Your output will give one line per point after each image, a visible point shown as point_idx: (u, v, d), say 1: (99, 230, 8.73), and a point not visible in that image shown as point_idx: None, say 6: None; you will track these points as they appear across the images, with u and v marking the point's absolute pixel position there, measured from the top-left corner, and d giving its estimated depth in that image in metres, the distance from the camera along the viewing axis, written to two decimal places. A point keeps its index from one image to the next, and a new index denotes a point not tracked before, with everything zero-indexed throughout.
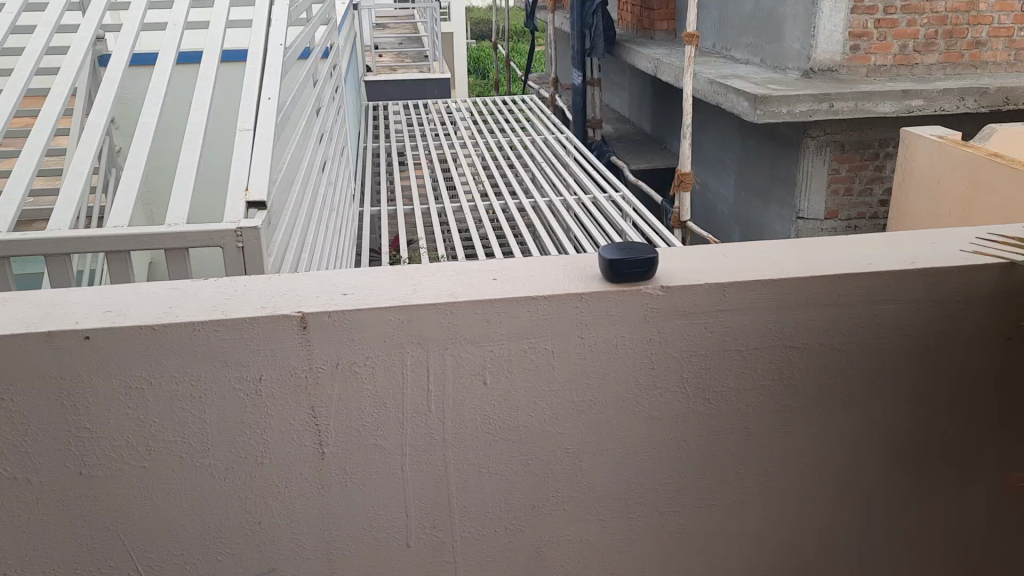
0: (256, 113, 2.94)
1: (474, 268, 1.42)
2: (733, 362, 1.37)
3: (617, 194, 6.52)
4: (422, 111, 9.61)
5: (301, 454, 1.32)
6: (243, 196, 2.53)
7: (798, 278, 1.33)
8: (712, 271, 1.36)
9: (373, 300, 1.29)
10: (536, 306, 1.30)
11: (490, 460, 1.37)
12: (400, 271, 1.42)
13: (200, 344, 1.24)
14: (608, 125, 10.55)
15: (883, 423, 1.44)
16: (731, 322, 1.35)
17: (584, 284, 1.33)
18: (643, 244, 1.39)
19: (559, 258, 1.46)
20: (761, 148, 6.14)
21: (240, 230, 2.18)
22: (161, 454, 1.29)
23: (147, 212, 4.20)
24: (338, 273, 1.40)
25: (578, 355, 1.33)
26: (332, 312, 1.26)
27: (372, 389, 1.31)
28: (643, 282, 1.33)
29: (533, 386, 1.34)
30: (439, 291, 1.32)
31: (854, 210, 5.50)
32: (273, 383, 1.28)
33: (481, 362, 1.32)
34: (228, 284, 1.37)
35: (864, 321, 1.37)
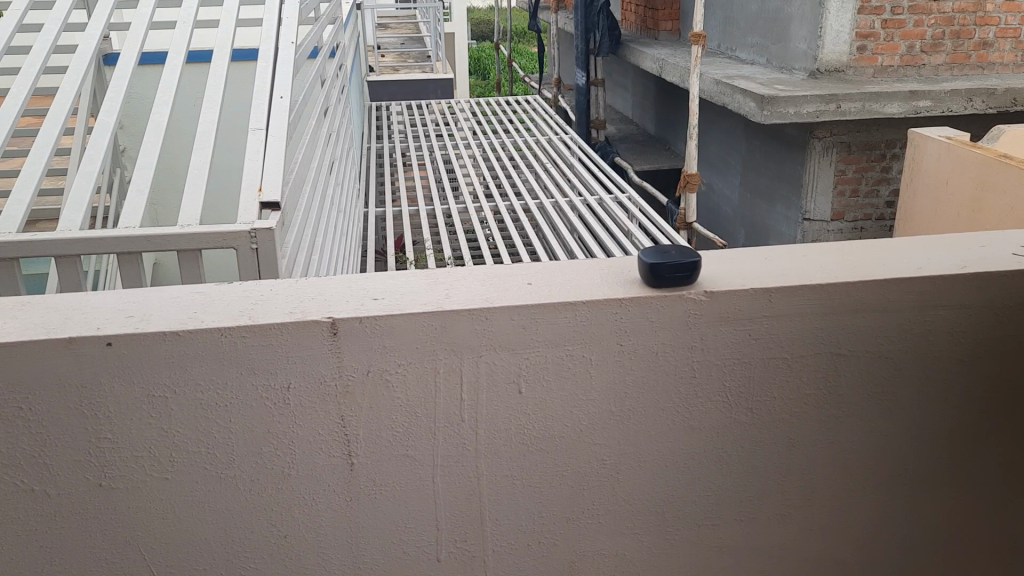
0: (267, 114, 2.89)
1: (505, 270, 1.37)
2: (777, 370, 1.33)
3: (624, 195, 6.48)
4: (426, 111, 9.57)
5: (330, 465, 1.27)
6: (256, 197, 2.49)
7: (842, 284, 1.28)
8: (754, 276, 1.31)
9: (405, 305, 1.24)
10: (575, 311, 1.25)
11: (522, 471, 1.32)
12: (431, 274, 1.37)
13: (227, 350, 1.19)
14: (612, 125, 10.52)
15: (930, 432, 1.40)
16: (777, 329, 1.30)
17: (621, 289, 1.28)
18: (680, 247, 1.33)
19: (592, 261, 1.41)
20: (767, 150, 6.09)
21: (254, 231, 2.13)
22: (185, 465, 1.24)
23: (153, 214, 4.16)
24: (366, 277, 1.35)
25: (617, 363, 1.29)
26: (363, 317, 1.21)
27: (404, 398, 1.26)
28: (684, 287, 1.28)
29: (569, 395, 1.30)
30: (474, 295, 1.27)
31: (860, 212, 5.44)
32: (302, 392, 1.23)
33: (516, 370, 1.27)
34: (252, 287, 1.32)
35: (913, 327, 1.33)
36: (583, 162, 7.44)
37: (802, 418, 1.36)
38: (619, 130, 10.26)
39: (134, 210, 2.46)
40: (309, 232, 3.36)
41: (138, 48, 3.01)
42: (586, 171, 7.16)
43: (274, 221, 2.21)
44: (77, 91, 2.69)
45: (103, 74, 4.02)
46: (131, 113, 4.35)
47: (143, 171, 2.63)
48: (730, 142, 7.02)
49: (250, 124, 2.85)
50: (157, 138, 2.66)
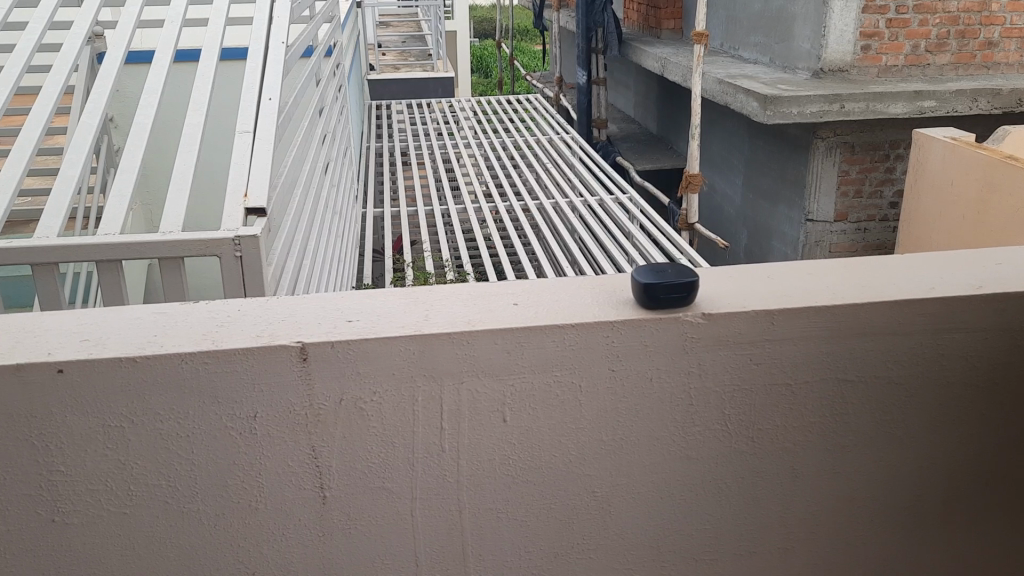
0: (255, 117, 2.80)
1: (490, 288, 1.29)
2: (780, 397, 1.24)
3: (624, 196, 6.40)
4: (427, 110, 9.49)
5: (301, 498, 1.19)
6: (241, 203, 2.40)
7: (849, 306, 1.20)
8: (756, 297, 1.22)
9: (380, 329, 1.16)
10: (563, 335, 1.17)
11: (507, 504, 1.24)
12: (411, 292, 1.28)
13: (189, 377, 1.11)
14: (613, 125, 10.43)
15: (942, 462, 1.31)
16: (780, 355, 1.22)
17: (613, 311, 1.20)
18: (677, 265, 1.25)
19: (581, 279, 1.33)
20: (770, 150, 6.01)
21: (238, 239, 2.05)
22: (144, 500, 1.16)
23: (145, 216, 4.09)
24: (341, 296, 1.27)
25: (608, 391, 1.21)
26: (335, 341, 1.12)
27: (380, 427, 1.18)
28: (681, 309, 1.20)
29: (558, 423, 1.21)
30: (454, 317, 1.19)
31: (864, 213, 5.36)
32: (270, 421, 1.15)
33: (500, 398, 1.19)
34: (219, 307, 1.23)
35: (926, 353, 1.24)
36: (584, 162, 7.35)
37: (806, 448, 1.28)
38: (620, 129, 10.17)
39: (115, 215, 2.38)
40: (299, 239, 3.27)
41: (124, 47, 2.91)
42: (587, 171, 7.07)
43: (259, 227, 2.13)
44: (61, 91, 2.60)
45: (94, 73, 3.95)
46: (124, 112, 4.27)
47: (126, 174, 2.54)
48: (732, 142, 6.93)
49: (238, 127, 2.77)
50: (141, 141, 2.56)
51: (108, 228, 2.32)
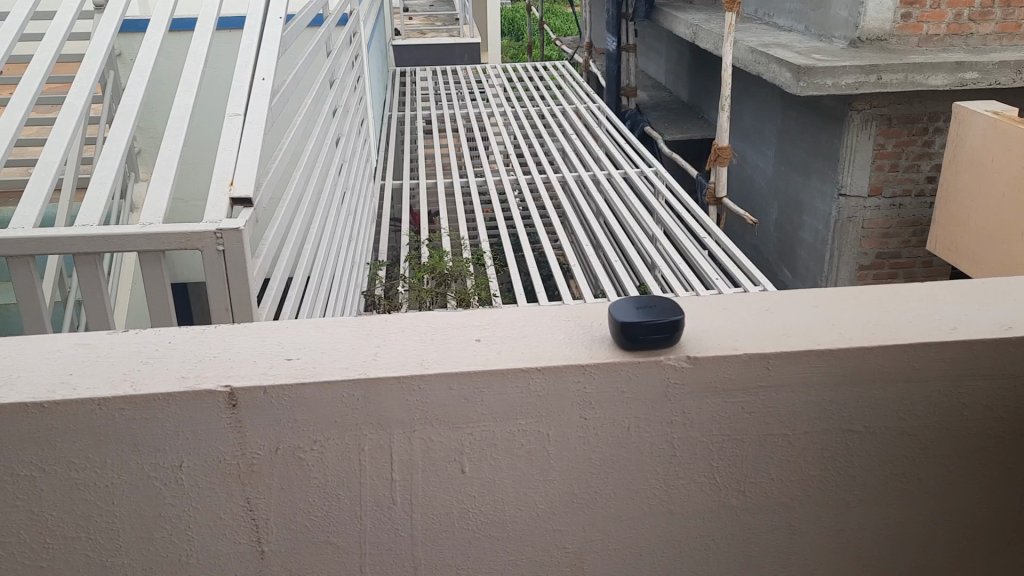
0: (247, 98, 2.63)
1: (455, 318, 1.16)
2: (777, 448, 1.10)
3: (649, 171, 6.19)
4: (452, 77, 9.28)
5: (235, 552, 1.08)
6: (227, 192, 2.25)
7: (859, 348, 1.05)
8: (751, 336, 1.08)
9: (321, 370, 1.03)
10: (528, 379, 1.03)
11: (468, 560, 1.12)
12: (365, 322, 1.15)
13: (105, 425, 0.99)
14: (644, 92, 10.14)
15: (957, 518, 1.17)
16: (777, 403, 1.07)
17: (586, 351, 1.06)
18: (666, 299, 1.11)
19: (564, 305, 1.19)
20: (803, 124, 5.76)
21: (220, 233, 1.84)
22: (62, 553, 1.05)
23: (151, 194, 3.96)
24: (288, 326, 1.14)
25: (579, 440, 1.07)
26: (267, 386, 1.00)
27: (322, 478, 1.05)
28: (664, 350, 1.05)
29: (523, 475, 1.08)
30: (406, 356, 1.05)
31: (900, 187, 5.12)
32: (198, 472, 1.03)
33: (458, 448, 1.06)
34: (152, 338, 1.11)
35: (943, 402, 1.09)
36: (611, 135, 7.12)
37: (805, 503, 1.14)
38: (650, 97, 9.88)
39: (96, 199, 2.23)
40: (298, 225, 3.09)
41: (116, 18, 2.72)
42: (613, 144, 6.84)
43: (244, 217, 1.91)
44: (48, 67, 2.42)
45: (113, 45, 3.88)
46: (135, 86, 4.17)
47: (108, 159, 2.33)
48: (763, 114, 6.68)
49: (228, 109, 2.59)
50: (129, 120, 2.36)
51: (85, 215, 2.16)
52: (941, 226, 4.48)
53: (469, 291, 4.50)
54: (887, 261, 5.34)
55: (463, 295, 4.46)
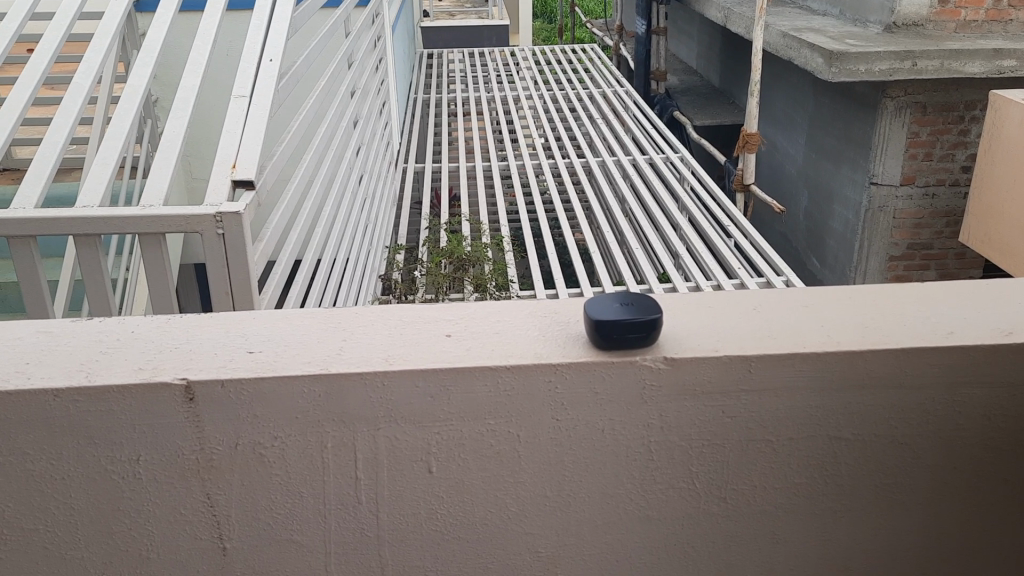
0: (254, 79, 2.54)
1: (429, 314, 1.12)
2: (761, 455, 1.05)
3: (675, 156, 6.09)
4: (481, 59, 9.20)
5: (196, 549, 1.05)
6: (228, 174, 2.17)
7: (850, 353, 0.99)
8: (735, 336, 1.03)
9: (282, 364, 0.99)
10: (498, 378, 0.99)
11: (437, 561, 1.08)
12: (335, 316, 1.11)
13: (61, 416, 0.97)
14: (674, 76, 9.99)
15: (951, 530, 1.11)
16: (759, 409, 1.02)
17: (559, 349, 1.01)
18: (649, 296, 1.06)
19: (551, 302, 1.14)
20: (835, 110, 5.63)
21: (220, 214, 1.77)
22: (21, 545, 1.04)
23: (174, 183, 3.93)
24: (257, 320, 1.11)
25: (552, 442, 1.03)
26: (225, 381, 0.97)
27: (283, 475, 1.02)
28: (641, 350, 1.00)
29: (492, 477, 1.04)
30: (372, 351, 1.02)
31: (932, 176, 4.99)
32: (156, 466, 1.01)
33: (424, 447, 1.02)
34: (117, 329, 1.09)
35: (937, 409, 1.03)
36: (637, 120, 7.01)
37: (790, 512, 1.08)
38: (681, 81, 9.74)
39: (99, 179, 2.17)
40: (308, 207, 3.03)
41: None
42: (639, 130, 6.72)
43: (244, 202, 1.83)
44: (57, 45, 2.37)
45: (132, 24, 3.85)
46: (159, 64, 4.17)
47: (110, 142, 2.27)
48: (795, 100, 6.55)
49: (234, 91, 2.50)
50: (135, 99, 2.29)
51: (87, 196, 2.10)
52: (979, 219, 4.29)
53: (487, 276, 4.46)
54: (919, 252, 5.22)
55: (481, 280, 4.41)
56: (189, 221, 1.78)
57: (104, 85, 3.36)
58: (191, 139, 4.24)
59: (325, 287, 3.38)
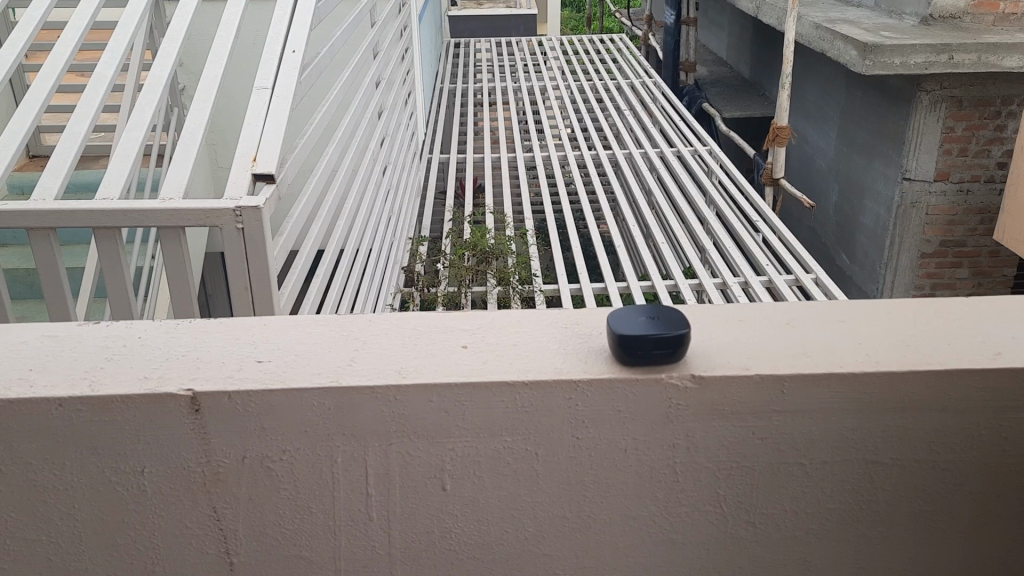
0: (276, 69, 2.47)
1: (445, 323, 1.07)
2: (792, 479, 0.99)
3: (703, 149, 5.99)
4: (509, 49, 9.13)
5: (203, 564, 1.02)
6: (248, 167, 2.09)
7: (888, 374, 0.94)
8: (766, 353, 0.97)
9: (292, 374, 0.95)
10: (516, 393, 0.94)
11: None
12: (347, 325, 1.07)
13: (64, 425, 0.94)
14: (703, 67, 9.85)
15: (994, 559, 1.05)
16: (791, 431, 0.97)
17: (580, 364, 0.96)
18: (675, 309, 1.00)
19: (573, 312, 1.09)
20: (868, 104, 5.51)
21: (239, 209, 1.71)
22: (26, 554, 1.01)
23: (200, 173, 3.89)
24: (270, 327, 1.07)
25: (571, 461, 0.98)
26: (231, 392, 0.93)
27: (292, 490, 0.98)
28: (667, 366, 0.95)
29: (509, 496, 0.99)
30: (385, 361, 0.97)
31: (967, 172, 4.86)
32: (160, 479, 0.97)
33: (438, 463, 0.97)
34: (124, 334, 1.06)
35: (981, 433, 0.97)
36: (665, 112, 6.91)
37: (823, 538, 1.03)
38: (710, 72, 9.61)
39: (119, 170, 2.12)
40: (330, 201, 2.98)
41: None
42: (667, 122, 6.62)
43: (265, 196, 1.77)
44: (83, 31, 2.32)
45: (158, 12, 3.83)
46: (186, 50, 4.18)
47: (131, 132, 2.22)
48: (826, 92, 6.42)
49: (256, 82, 2.43)
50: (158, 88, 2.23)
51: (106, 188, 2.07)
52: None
53: (510, 270, 4.41)
54: (953, 249, 5.07)
55: (504, 274, 4.36)
56: (208, 214, 1.72)
57: (130, 72, 3.33)
58: (216, 128, 4.21)
59: (348, 279, 3.34)
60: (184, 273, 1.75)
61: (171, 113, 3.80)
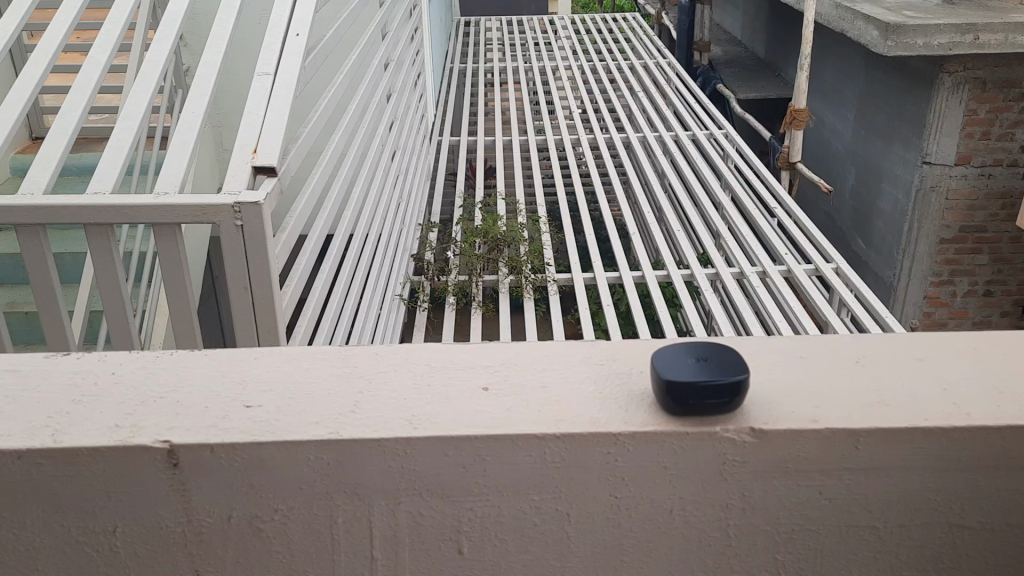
0: (279, 53, 2.28)
1: (462, 357, 0.94)
2: (862, 544, 0.86)
3: (720, 132, 5.81)
4: (519, 27, 8.92)
5: None
6: (248, 159, 1.89)
7: (981, 429, 0.80)
8: (834, 400, 0.84)
9: (285, 424, 0.82)
10: (544, 447, 0.81)
11: None
12: (350, 359, 0.94)
13: (23, 478, 0.81)
14: (717, 47, 9.63)
15: None
16: (864, 491, 0.83)
17: (618, 412, 0.83)
18: (727, 347, 0.86)
19: (600, 344, 0.96)
20: (889, 85, 5.32)
21: (238, 205, 1.52)
22: None
23: (205, 158, 3.70)
24: (261, 362, 0.94)
25: (608, 523, 0.85)
26: (215, 445, 0.80)
27: (286, 553, 0.85)
28: (719, 417, 0.82)
29: (535, 560, 0.86)
30: (394, 406, 0.84)
31: (990, 156, 4.69)
32: (136, 540, 0.85)
33: (454, 524, 0.84)
34: (97, 367, 0.93)
35: None
36: (681, 93, 6.70)
37: None
38: (725, 52, 9.40)
39: (126, 128, 1.79)
40: (337, 187, 2.83)
41: None
42: (682, 103, 6.43)
43: (267, 191, 1.59)
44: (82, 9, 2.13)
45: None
46: (191, 28, 4.05)
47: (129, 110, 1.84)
48: (845, 74, 6.23)
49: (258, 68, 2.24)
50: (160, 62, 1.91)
51: (103, 168, 1.71)
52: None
53: (522, 258, 4.29)
54: (971, 235, 4.89)
55: (516, 263, 4.23)
56: (205, 210, 1.53)
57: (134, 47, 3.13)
58: (221, 109, 4.04)
59: (357, 268, 3.18)
60: (180, 271, 1.57)
61: (174, 93, 3.66)
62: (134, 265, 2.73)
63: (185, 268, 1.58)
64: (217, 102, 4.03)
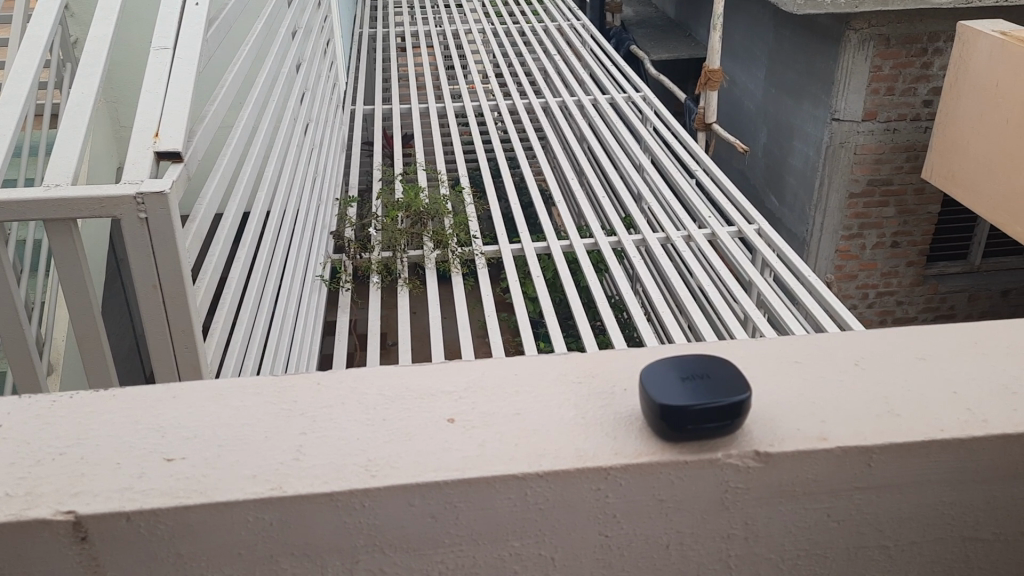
0: (178, 25, 2.06)
1: (418, 380, 0.82)
2: (872, 564, 0.79)
3: (639, 94, 5.72)
4: None
5: None
6: (148, 145, 1.66)
7: (1000, 437, 0.73)
8: (839, 411, 0.75)
9: (217, 481, 0.69)
10: (526, 490, 0.70)
11: None
12: (286, 391, 0.80)
13: None
14: (627, 8, 9.56)
15: None
16: (875, 509, 0.75)
17: (606, 442, 0.72)
18: (720, 358, 0.76)
19: (571, 357, 0.85)
20: (798, 43, 5.35)
21: (141, 194, 1.31)
22: None
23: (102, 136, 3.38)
24: (181, 401, 0.79)
25: (597, 564, 0.75)
26: (132, 513, 0.67)
27: None
28: (718, 441, 0.72)
29: None
30: (346, 449, 0.72)
31: (895, 111, 4.77)
32: None
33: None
34: None
35: None
36: (596, 55, 6.60)
37: None
38: (636, 12, 9.35)
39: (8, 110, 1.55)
40: (248, 165, 2.63)
41: None
42: (597, 65, 6.32)
43: (171, 177, 1.39)
44: None
45: None
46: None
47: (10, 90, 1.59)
48: (754, 31, 6.24)
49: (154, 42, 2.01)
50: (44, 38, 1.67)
51: None
52: (996, 176, 3.84)
53: (447, 231, 4.12)
54: (878, 188, 4.98)
55: (441, 237, 4.07)
56: (102, 203, 1.32)
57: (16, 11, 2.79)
58: (115, 84, 3.71)
59: (274, 250, 2.96)
60: (82, 273, 1.34)
61: (63, 66, 3.32)
62: (29, 255, 2.45)
63: (88, 271, 1.36)
64: (110, 79, 3.71)
